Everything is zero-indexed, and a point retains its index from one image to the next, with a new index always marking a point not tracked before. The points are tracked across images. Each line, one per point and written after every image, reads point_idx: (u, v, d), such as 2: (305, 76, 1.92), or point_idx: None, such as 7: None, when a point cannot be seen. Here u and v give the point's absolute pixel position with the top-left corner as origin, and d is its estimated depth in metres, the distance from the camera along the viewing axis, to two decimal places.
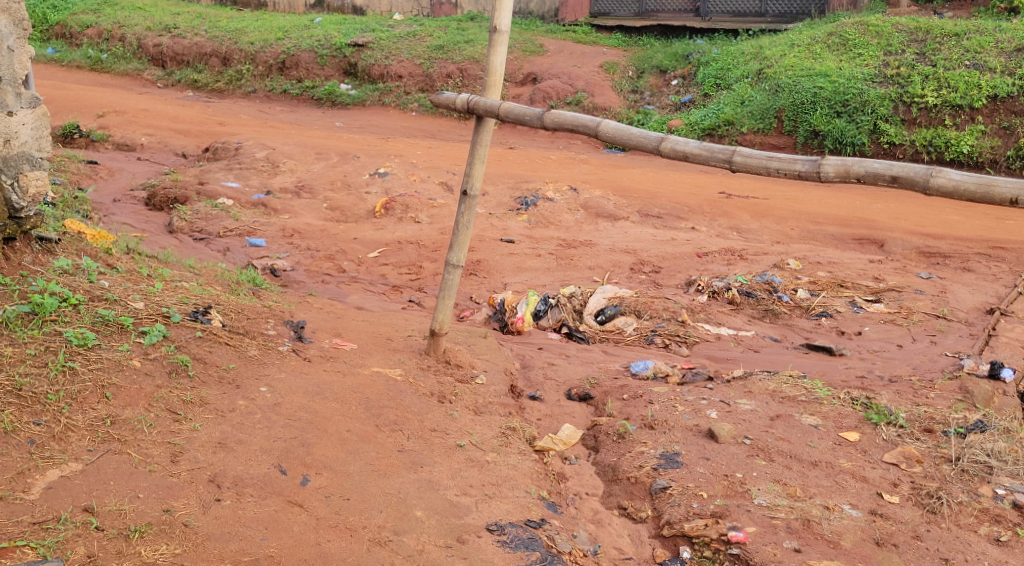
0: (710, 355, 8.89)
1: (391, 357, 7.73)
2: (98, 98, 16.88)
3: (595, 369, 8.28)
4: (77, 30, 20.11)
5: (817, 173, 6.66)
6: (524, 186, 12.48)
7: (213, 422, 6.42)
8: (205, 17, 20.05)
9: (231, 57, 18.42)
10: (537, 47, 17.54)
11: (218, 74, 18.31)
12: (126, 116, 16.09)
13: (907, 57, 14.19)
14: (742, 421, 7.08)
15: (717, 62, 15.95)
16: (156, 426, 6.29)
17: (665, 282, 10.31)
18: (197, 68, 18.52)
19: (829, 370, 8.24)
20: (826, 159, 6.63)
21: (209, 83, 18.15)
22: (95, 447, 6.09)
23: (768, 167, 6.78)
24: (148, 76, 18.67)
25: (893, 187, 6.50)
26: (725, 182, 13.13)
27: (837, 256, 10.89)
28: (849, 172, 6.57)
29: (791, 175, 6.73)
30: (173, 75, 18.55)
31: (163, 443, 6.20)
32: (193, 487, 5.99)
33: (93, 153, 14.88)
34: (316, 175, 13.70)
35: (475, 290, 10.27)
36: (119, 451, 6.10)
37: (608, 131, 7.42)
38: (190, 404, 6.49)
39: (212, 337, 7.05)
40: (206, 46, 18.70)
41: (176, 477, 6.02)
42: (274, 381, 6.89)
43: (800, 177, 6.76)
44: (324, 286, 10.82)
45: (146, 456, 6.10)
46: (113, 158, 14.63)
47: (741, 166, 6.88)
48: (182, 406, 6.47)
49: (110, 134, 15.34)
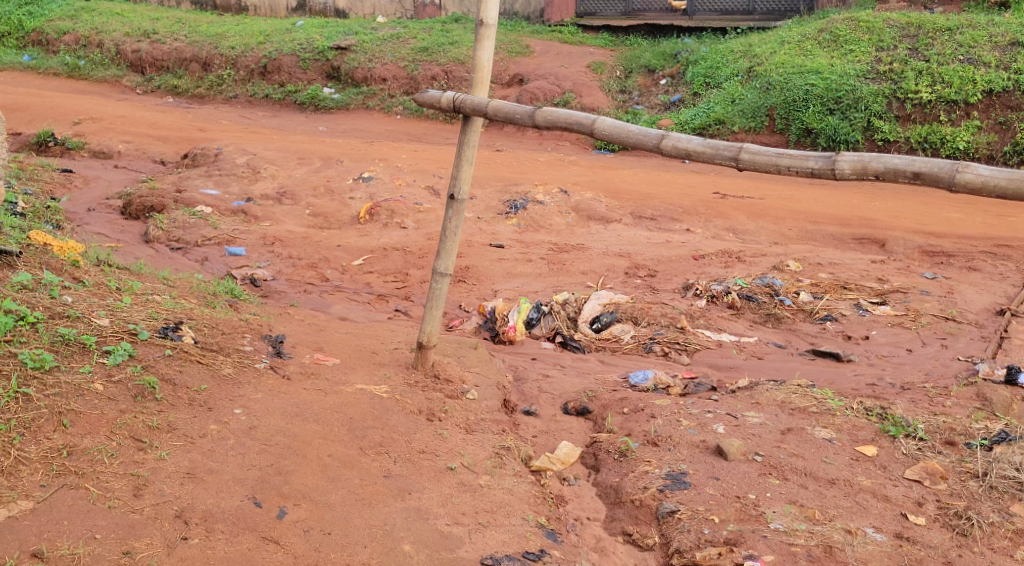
0: (711, 363, 8.46)
1: (376, 372, 7.28)
2: (75, 105, 16.40)
3: (592, 381, 7.83)
4: (54, 37, 19.56)
5: (832, 170, 6.23)
6: (513, 189, 12.01)
7: (181, 450, 5.96)
8: (184, 22, 19.56)
9: (212, 62, 17.97)
10: (523, 48, 17.00)
11: (198, 80, 17.85)
12: (102, 123, 15.62)
13: (899, 52, 13.79)
14: (751, 435, 6.63)
15: (706, 60, 15.52)
16: (118, 456, 5.83)
17: (662, 286, 9.87)
18: (177, 74, 18.04)
19: (838, 378, 7.79)
20: (840, 155, 6.21)
21: (190, 89, 17.69)
22: (48, 481, 5.63)
23: (778, 165, 6.36)
24: (127, 83, 18.17)
25: (916, 184, 6.09)
26: (719, 181, 12.71)
27: (839, 257, 10.47)
28: (867, 169, 6.16)
29: (804, 173, 6.30)
30: (153, 81, 18.08)
31: (125, 474, 5.75)
32: (158, 524, 5.57)
33: (69, 161, 14.41)
34: (298, 180, 13.23)
35: (464, 298, 9.84)
36: (75, 485, 5.64)
37: (604, 128, 6.98)
38: (156, 430, 6.03)
39: (184, 355, 6.58)
40: (186, 51, 18.24)
41: (138, 514, 5.59)
42: (249, 402, 6.42)
43: (812, 175, 6.34)
44: (306, 296, 10.41)
45: (105, 491, 5.65)
46: (89, 166, 14.16)
47: (748, 164, 6.45)
48: (147, 433, 6.00)
49: (86, 142, 14.88)
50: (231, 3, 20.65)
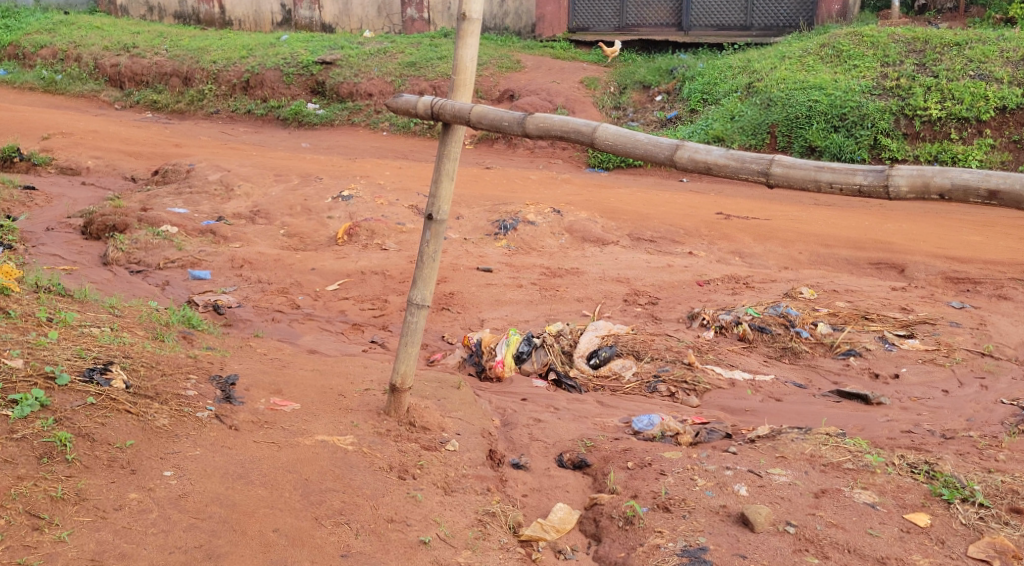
0: (724, 406, 7.47)
1: (341, 421, 6.39)
2: (45, 119, 15.42)
3: (591, 428, 6.87)
4: (30, 51, 18.46)
5: (885, 187, 5.42)
6: (502, 209, 11.03)
7: (88, 528, 5.14)
8: (165, 36, 18.51)
9: (193, 76, 16.98)
10: (514, 63, 15.96)
11: (179, 95, 16.86)
12: (73, 138, 14.64)
13: (906, 68, 12.86)
14: (779, 499, 5.70)
15: (704, 76, 14.58)
16: (7, 538, 5.03)
17: (665, 316, 8.91)
18: (157, 89, 17.04)
19: (869, 425, 6.72)
20: (896, 169, 5.41)
21: (169, 104, 16.69)
22: None
23: (817, 181, 5.53)
24: (105, 98, 17.16)
25: (990, 205, 5.27)
26: (722, 202, 11.75)
27: (855, 283, 9.49)
28: (928, 186, 5.36)
29: (850, 192, 5.49)
30: (132, 97, 17.07)
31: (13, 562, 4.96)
32: None
33: (34, 177, 13.43)
34: (274, 199, 12.23)
35: (447, 328, 8.88)
36: None
37: (607, 138, 6.07)
38: (60, 501, 5.22)
39: (109, 403, 5.78)
40: (166, 65, 17.22)
41: None
42: (184, 461, 5.58)
43: (858, 194, 5.52)
44: (274, 325, 9.46)
45: None
46: (55, 183, 13.19)
47: (781, 179, 5.61)
48: (48, 505, 5.19)
49: (54, 158, 13.91)
50: (216, 16, 19.58)
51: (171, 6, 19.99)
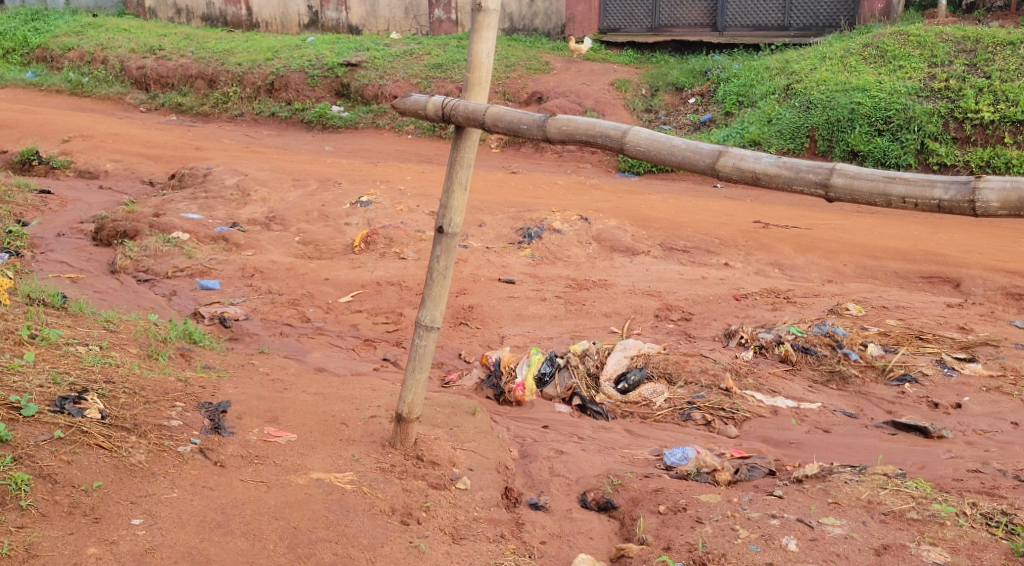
0: (766, 437, 6.78)
1: (342, 454, 5.77)
2: (67, 122, 14.82)
3: (619, 461, 6.22)
4: (59, 53, 17.82)
5: (969, 201, 4.91)
6: (527, 215, 10.35)
7: None
8: (192, 38, 17.85)
9: (218, 79, 16.37)
10: (543, 64, 15.29)
11: (203, 98, 16.25)
12: (93, 140, 14.04)
13: (956, 68, 12.06)
14: (834, 556, 5.10)
15: (740, 77, 13.84)
16: None
17: (699, 333, 8.24)
18: (182, 91, 16.42)
19: (931, 462, 6.01)
20: (981, 181, 4.90)
21: (194, 107, 16.08)
22: None
23: (888, 194, 5.02)
24: (130, 100, 16.52)
25: None
26: (758, 209, 11.04)
27: (906, 298, 8.75)
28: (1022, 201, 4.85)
29: (927, 208, 4.98)
30: (157, 99, 16.43)
31: None
32: None
33: (51, 181, 12.88)
34: (291, 204, 11.61)
35: (465, 346, 8.22)
36: None
37: (639, 143, 5.50)
38: (8, 556, 4.76)
39: (79, 437, 5.31)
40: (192, 68, 16.61)
41: None
42: (156, 507, 5.11)
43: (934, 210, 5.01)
44: (281, 341, 8.82)
45: None
46: (71, 187, 12.63)
47: (844, 190, 5.09)
48: None
49: (73, 161, 13.35)
50: (243, 19, 18.79)
51: (198, 8, 19.18)
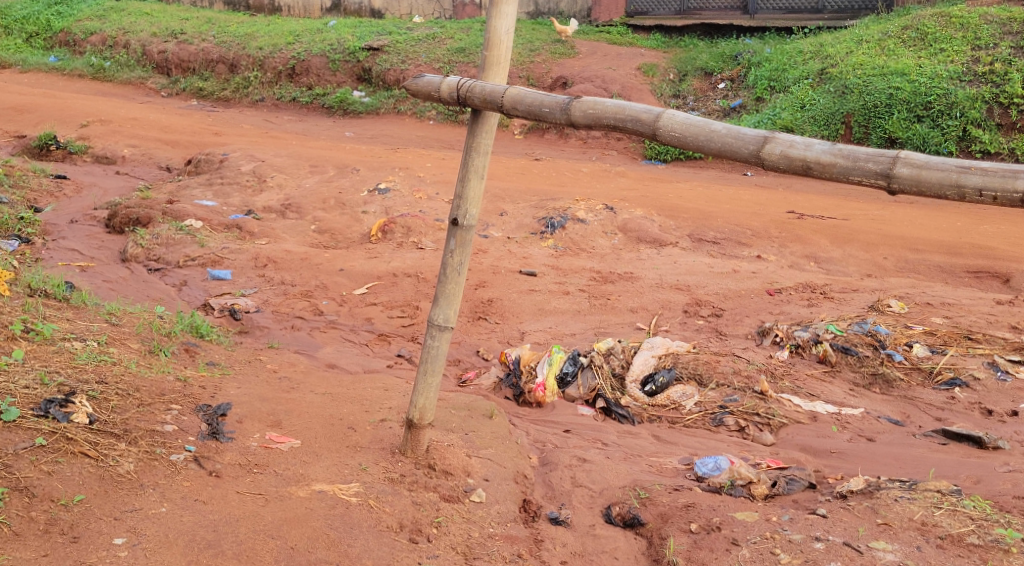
0: (803, 446, 6.33)
1: (347, 463, 5.37)
2: (86, 106, 14.43)
3: (646, 470, 5.77)
4: (80, 37, 17.44)
5: None
6: (550, 204, 9.90)
7: None
8: (214, 22, 17.40)
9: (239, 63, 15.91)
10: (568, 48, 14.80)
11: (225, 82, 15.81)
12: (111, 125, 13.65)
13: (1002, 51, 11.52)
14: None
15: (771, 61, 13.29)
16: None
17: (731, 331, 7.75)
18: (203, 76, 15.98)
19: (988, 476, 5.56)
20: None
21: (214, 91, 15.66)
22: None
23: (961, 186, 4.58)
24: (152, 85, 16.11)
25: None
26: (792, 198, 10.54)
27: (952, 294, 8.26)
28: None
29: (1006, 200, 4.54)
30: (178, 83, 16.02)
31: None
32: None
33: (68, 167, 12.49)
34: (307, 191, 11.17)
35: (483, 342, 7.78)
36: None
37: (673, 128, 5.06)
38: None
39: (64, 445, 5.00)
40: (213, 52, 16.15)
41: None
42: (141, 524, 4.77)
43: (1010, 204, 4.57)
44: (292, 335, 8.39)
45: None
46: (88, 172, 12.25)
47: (908, 181, 4.65)
48: None
49: (90, 146, 12.95)
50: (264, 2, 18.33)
51: None
